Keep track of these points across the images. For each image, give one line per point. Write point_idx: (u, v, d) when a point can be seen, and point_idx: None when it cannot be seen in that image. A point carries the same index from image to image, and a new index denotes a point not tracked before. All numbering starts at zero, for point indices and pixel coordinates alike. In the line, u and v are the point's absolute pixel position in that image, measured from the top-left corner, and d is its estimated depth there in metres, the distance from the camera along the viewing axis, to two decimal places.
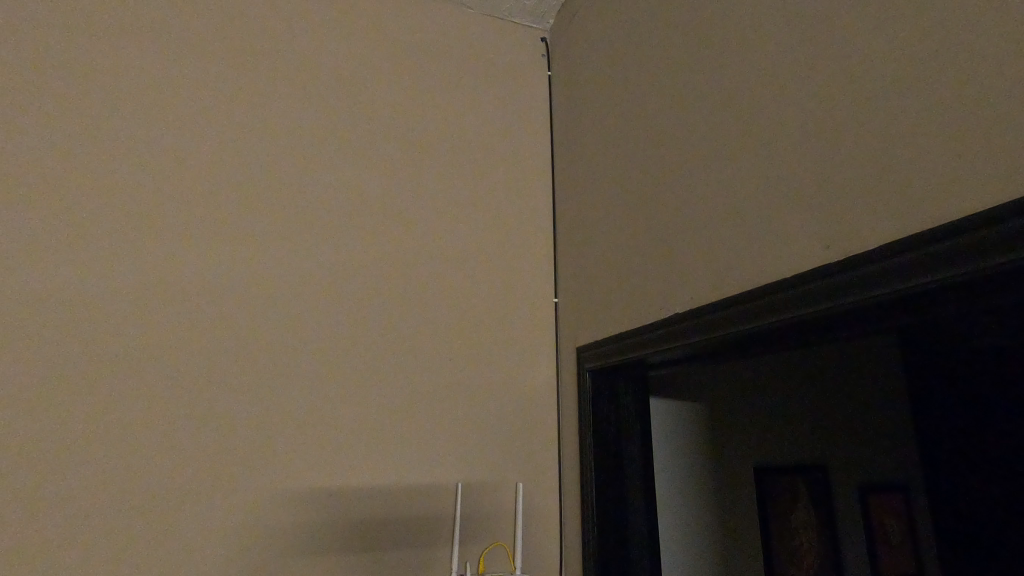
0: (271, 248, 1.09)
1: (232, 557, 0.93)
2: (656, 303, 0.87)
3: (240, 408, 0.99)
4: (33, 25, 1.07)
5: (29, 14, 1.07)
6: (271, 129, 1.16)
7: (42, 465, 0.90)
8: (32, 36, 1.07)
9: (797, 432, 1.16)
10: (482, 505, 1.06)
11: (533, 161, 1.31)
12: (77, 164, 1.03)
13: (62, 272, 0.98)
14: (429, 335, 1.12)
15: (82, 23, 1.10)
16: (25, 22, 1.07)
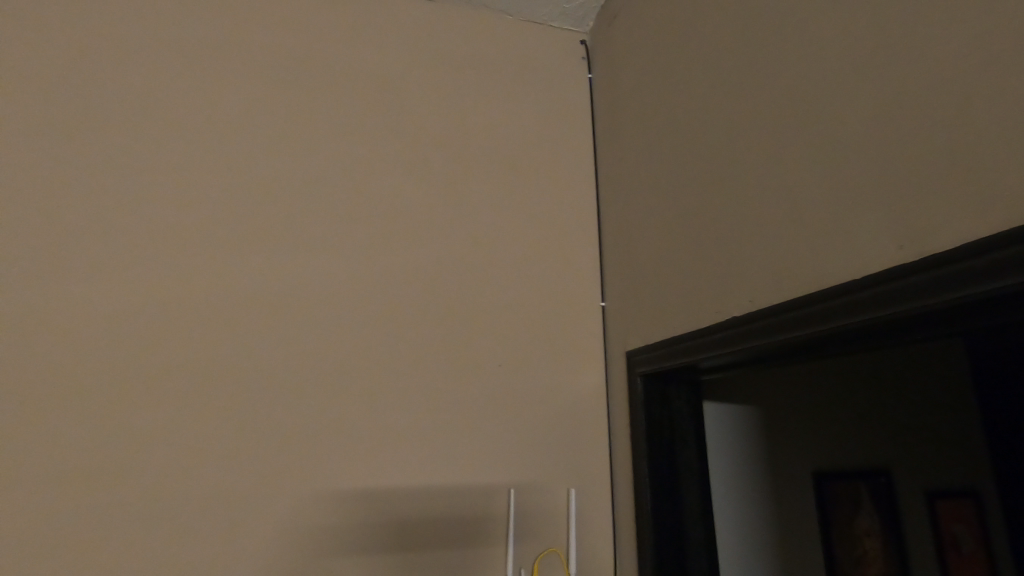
0: (325, 259, 1.12)
1: (295, 560, 0.96)
2: (710, 307, 0.86)
3: (300, 414, 1.03)
4: (99, 54, 1.13)
5: (96, 45, 1.14)
6: (321, 142, 1.19)
7: (120, 470, 0.95)
8: (98, 64, 1.13)
9: (857, 435, 1.12)
10: (536, 510, 1.07)
11: (576, 164, 1.31)
12: (143, 183, 1.09)
13: (133, 286, 1.04)
14: (479, 340, 1.13)
15: (143, 49, 1.16)
16: (93, 52, 1.13)
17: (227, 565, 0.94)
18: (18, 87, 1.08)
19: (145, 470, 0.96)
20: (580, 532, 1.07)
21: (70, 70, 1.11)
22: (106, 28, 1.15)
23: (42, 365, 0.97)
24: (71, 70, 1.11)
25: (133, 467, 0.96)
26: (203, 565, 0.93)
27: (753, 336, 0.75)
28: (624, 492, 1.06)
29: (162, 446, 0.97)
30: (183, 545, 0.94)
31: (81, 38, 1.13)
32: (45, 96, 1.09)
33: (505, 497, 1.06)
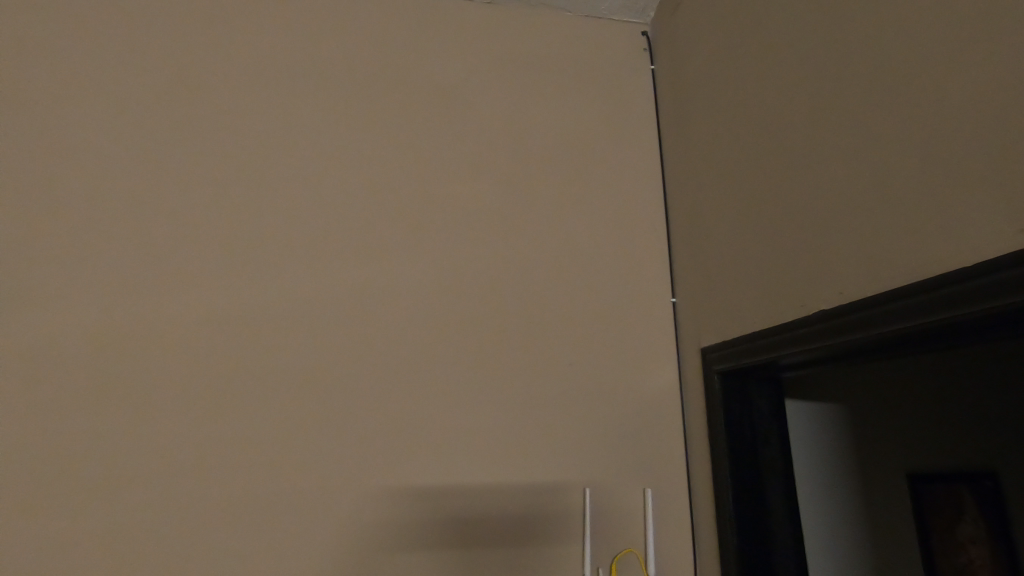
0: (396, 261, 1.15)
1: (378, 557, 0.99)
2: (791, 303, 0.82)
3: (377, 412, 1.06)
4: (185, 75, 1.21)
5: (182, 67, 1.21)
6: (390, 149, 1.22)
7: (215, 466, 1.01)
8: (184, 84, 1.20)
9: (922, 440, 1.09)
10: (611, 511, 1.05)
11: (641, 158, 1.29)
12: (227, 195, 1.15)
13: (221, 293, 1.10)
14: (548, 340, 1.13)
15: (223, 68, 1.22)
16: (179, 73, 1.21)
17: (316, 560, 0.99)
18: (116, 111, 1.17)
19: (237, 467, 1.01)
20: (657, 533, 1.05)
21: (160, 92, 1.19)
22: (192, 53, 1.22)
23: (145, 371, 1.04)
24: (161, 94, 1.19)
25: (226, 463, 1.01)
26: (293, 559, 0.98)
27: (844, 331, 0.71)
28: (701, 494, 1.04)
29: (253, 446, 1.03)
30: (274, 540, 0.99)
31: (168, 61, 1.21)
32: (140, 121, 1.17)
33: (580, 498, 1.05)
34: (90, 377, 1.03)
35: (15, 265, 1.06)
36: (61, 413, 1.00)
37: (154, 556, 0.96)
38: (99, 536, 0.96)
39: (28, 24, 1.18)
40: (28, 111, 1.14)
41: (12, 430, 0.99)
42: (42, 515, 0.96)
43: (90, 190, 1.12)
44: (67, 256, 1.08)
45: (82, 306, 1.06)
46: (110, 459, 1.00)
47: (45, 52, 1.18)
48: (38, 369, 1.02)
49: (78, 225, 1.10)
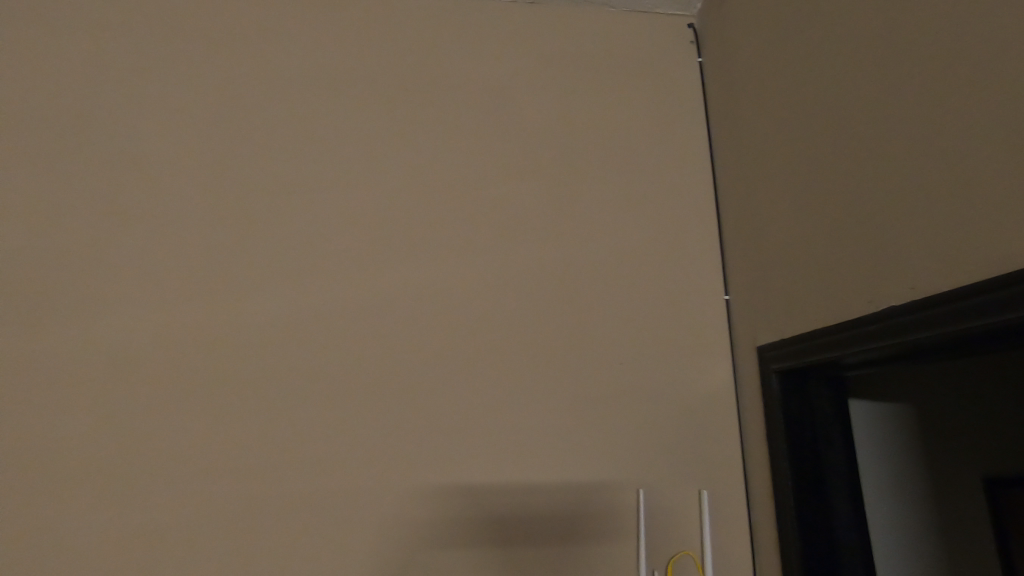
0: (446, 262, 1.16)
1: (434, 554, 1.01)
2: (855, 299, 0.79)
3: (431, 411, 1.08)
4: (242, 87, 1.25)
5: (238, 78, 1.26)
6: (438, 152, 1.23)
7: (278, 463, 1.05)
8: (242, 96, 1.25)
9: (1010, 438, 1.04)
10: (666, 512, 1.04)
11: (691, 153, 1.26)
12: (283, 201, 1.19)
13: (279, 295, 1.14)
14: (599, 338, 1.13)
15: (277, 77, 1.26)
16: (236, 85, 1.25)
17: (375, 557, 1.01)
18: (179, 123, 1.22)
19: (298, 464, 1.05)
20: (714, 535, 1.03)
21: (219, 104, 1.24)
22: (247, 64, 1.27)
23: (209, 375, 1.09)
24: (218, 106, 1.24)
25: (288, 460, 1.05)
26: (352, 555, 1.01)
27: (913, 329, 0.67)
28: (760, 496, 1.01)
29: (312, 445, 1.06)
30: (334, 537, 1.02)
31: (226, 73, 1.26)
32: (201, 131, 1.22)
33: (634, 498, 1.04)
34: (160, 382, 1.08)
35: (91, 278, 1.13)
36: (135, 417, 1.06)
37: (221, 552, 1.01)
38: (173, 530, 1.01)
39: (100, 45, 1.25)
40: (99, 131, 1.21)
41: (95, 428, 1.05)
42: (123, 513, 1.02)
43: (156, 203, 1.17)
44: (138, 264, 1.14)
45: (152, 314, 1.12)
46: (180, 460, 1.05)
47: (112, 74, 1.24)
48: (115, 372, 1.08)
49: (146, 234, 1.15)
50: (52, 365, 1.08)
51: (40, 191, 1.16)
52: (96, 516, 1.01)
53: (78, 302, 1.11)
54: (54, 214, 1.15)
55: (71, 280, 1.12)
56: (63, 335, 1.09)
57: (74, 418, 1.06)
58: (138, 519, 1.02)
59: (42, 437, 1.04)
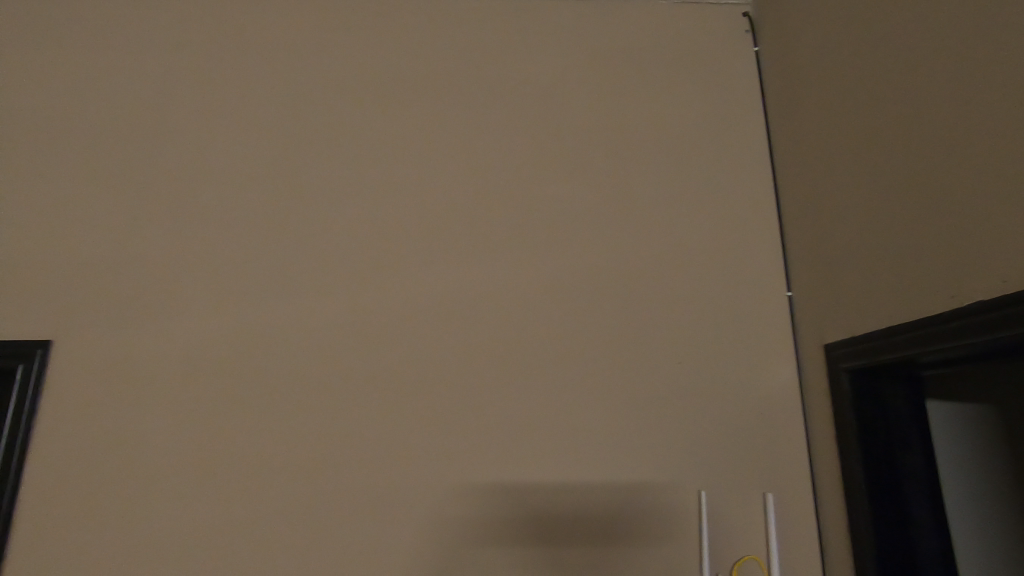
0: (500, 258, 1.15)
1: (496, 557, 1.00)
2: (933, 294, 0.75)
3: (488, 409, 1.07)
4: (293, 87, 1.26)
5: (289, 79, 1.26)
6: (490, 149, 1.22)
7: (336, 461, 1.05)
8: (293, 95, 1.25)
9: None
10: (731, 515, 1.01)
11: (748, 146, 1.22)
12: (336, 200, 1.19)
13: (335, 293, 1.13)
14: (657, 337, 1.10)
15: (327, 77, 1.26)
16: (287, 85, 1.26)
17: (437, 560, 1.00)
18: (232, 124, 1.23)
19: (357, 462, 1.05)
20: (781, 538, 1.00)
21: (270, 104, 1.24)
22: (297, 64, 1.27)
23: (267, 377, 1.09)
24: (270, 107, 1.24)
25: (346, 458, 1.05)
26: (414, 559, 1.00)
27: (993, 328, 0.64)
28: (828, 498, 0.98)
29: (370, 446, 1.05)
30: (396, 539, 1.01)
31: (277, 75, 1.26)
32: (254, 131, 1.23)
33: (696, 499, 1.02)
34: (219, 385, 1.09)
35: (152, 282, 1.14)
36: (197, 421, 1.07)
37: (284, 557, 1.00)
38: (234, 527, 1.02)
39: (153, 49, 1.27)
40: (157, 136, 1.22)
41: (157, 426, 1.07)
42: (185, 509, 1.03)
43: (213, 206, 1.18)
44: (194, 264, 1.15)
45: (210, 317, 1.12)
46: (240, 463, 1.05)
47: (169, 77, 1.26)
48: (175, 371, 1.09)
49: (202, 234, 1.16)
50: (118, 369, 1.09)
51: (104, 192, 1.19)
52: (162, 520, 1.02)
53: (140, 302, 1.13)
54: (116, 215, 1.17)
55: (133, 285, 1.14)
56: (124, 335, 1.11)
57: (139, 422, 1.07)
58: (202, 523, 1.02)
59: (110, 441, 1.06)
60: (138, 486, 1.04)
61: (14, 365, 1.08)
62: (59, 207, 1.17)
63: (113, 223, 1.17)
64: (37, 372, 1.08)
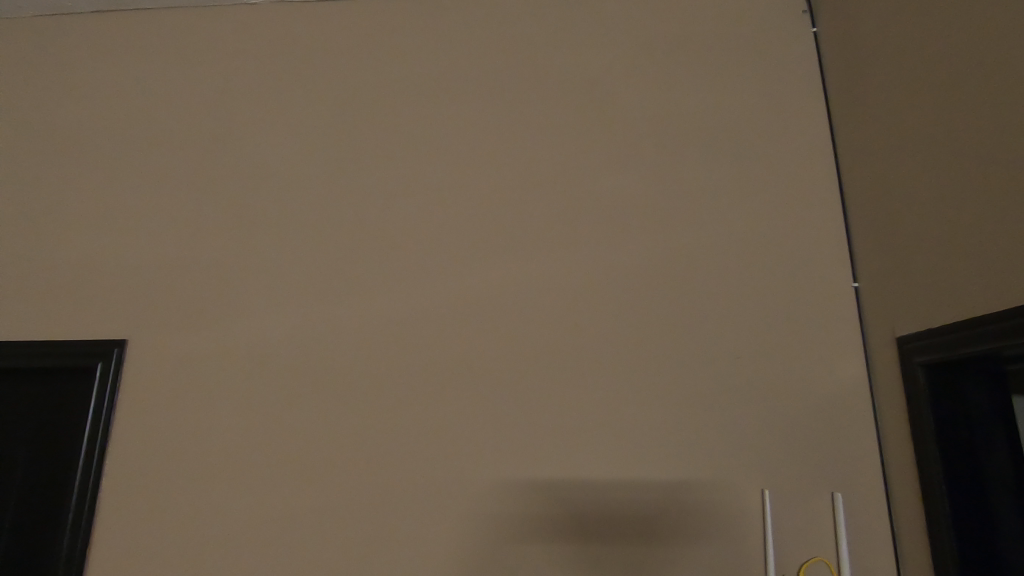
0: (550, 254, 1.14)
1: (554, 557, 0.99)
2: (1015, 285, 0.70)
3: (541, 407, 1.07)
4: (341, 91, 1.28)
5: (337, 83, 1.29)
6: (537, 146, 1.21)
7: (393, 456, 1.06)
8: (341, 99, 1.28)
9: None
10: (797, 515, 0.98)
11: (807, 131, 1.17)
12: (386, 200, 1.20)
13: (387, 292, 1.15)
14: (713, 332, 1.07)
15: (373, 80, 1.28)
16: (336, 90, 1.28)
17: (495, 559, 1.00)
18: (284, 130, 1.27)
19: (413, 458, 1.06)
20: (851, 540, 0.96)
21: (320, 109, 1.27)
22: (344, 69, 1.29)
23: (325, 378, 1.12)
24: (319, 112, 1.27)
25: (402, 455, 1.06)
26: (472, 558, 1.01)
27: None
28: (903, 500, 0.93)
29: (426, 445, 1.07)
30: (454, 539, 1.02)
31: (325, 80, 1.29)
32: (306, 136, 1.26)
33: (760, 500, 0.99)
34: (280, 383, 1.12)
35: (215, 288, 1.18)
36: (259, 421, 1.11)
37: (345, 553, 1.03)
38: (299, 520, 1.05)
39: (210, 61, 1.32)
40: (215, 146, 1.27)
41: (223, 422, 1.11)
42: (252, 502, 1.07)
43: (270, 212, 1.22)
44: (254, 266, 1.19)
45: (269, 321, 1.16)
46: (302, 462, 1.08)
47: (225, 87, 1.30)
48: (238, 369, 1.13)
49: (259, 236, 1.20)
50: (186, 367, 1.14)
51: (169, 199, 1.24)
52: (231, 517, 1.06)
53: (204, 304, 1.18)
54: (180, 221, 1.23)
55: (198, 291, 1.18)
56: (191, 335, 1.16)
57: (207, 422, 1.11)
58: (268, 520, 1.05)
59: (180, 442, 1.11)
60: (208, 485, 1.08)
61: (95, 365, 1.15)
62: (130, 214, 1.24)
63: (178, 232, 1.22)
64: (115, 369, 1.14)
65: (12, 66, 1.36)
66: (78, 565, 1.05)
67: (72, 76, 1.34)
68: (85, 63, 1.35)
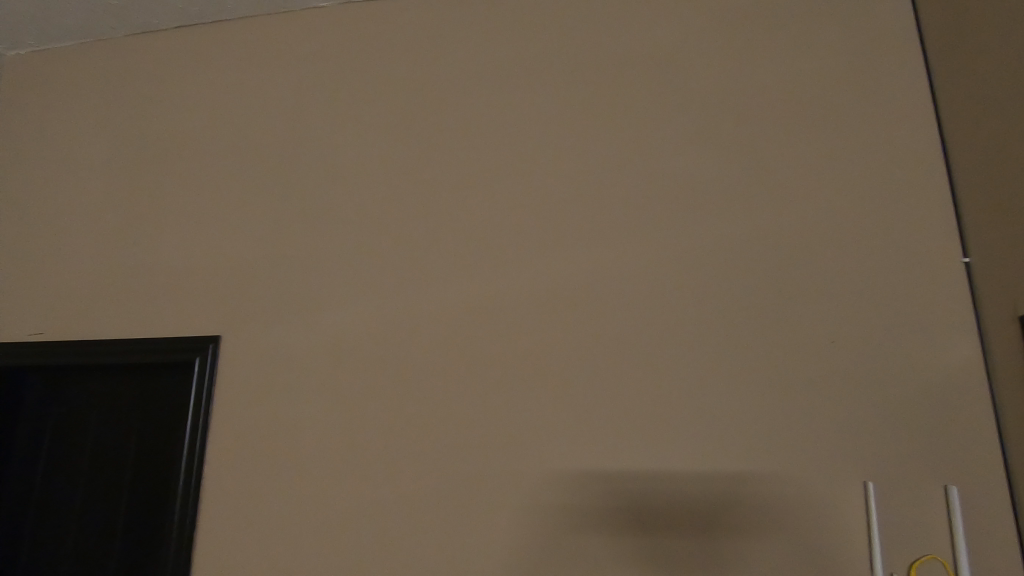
0: (624, 240, 1.11)
1: (641, 556, 0.97)
2: None
3: (620, 396, 1.04)
4: (405, 84, 1.28)
5: (401, 77, 1.29)
6: (606, 128, 1.17)
7: (472, 446, 1.07)
8: (406, 91, 1.28)
9: None
10: (905, 509, 0.92)
11: (904, 95, 1.07)
12: (454, 191, 1.20)
13: (459, 282, 1.15)
14: (802, 316, 1.01)
15: (436, 70, 1.28)
16: (400, 83, 1.29)
17: (580, 549, 0.99)
18: (353, 127, 1.29)
19: (492, 449, 1.06)
20: (971, 542, 0.89)
21: (386, 104, 1.29)
22: (406, 62, 1.30)
23: (404, 373, 1.13)
24: (385, 107, 1.28)
25: (481, 445, 1.07)
26: (558, 555, 1.00)
27: None
28: None
29: (506, 439, 1.06)
30: (539, 534, 1.02)
31: (390, 74, 1.30)
32: (374, 132, 1.27)
33: (863, 495, 0.93)
34: (360, 375, 1.15)
35: (298, 288, 1.22)
36: (344, 417, 1.14)
37: (431, 540, 1.05)
38: (385, 508, 1.08)
39: (281, 66, 1.37)
40: (292, 151, 1.31)
41: (310, 412, 1.15)
42: (341, 489, 1.11)
43: (345, 212, 1.24)
44: (330, 261, 1.22)
45: (348, 319, 1.18)
46: (386, 458, 1.10)
47: (296, 89, 1.34)
48: (320, 362, 1.17)
49: (335, 233, 1.23)
50: (274, 360, 1.20)
51: (251, 200, 1.30)
52: (323, 511, 1.10)
53: (287, 300, 1.22)
54: (262, 221, 1.28)
55: (281, 292, 1.23)
56: (276, 329, 1.21)
57: (296, 413, 1.16)
58: (356, 508, 1.09)
59: (272, 432, 1.16)
60: (300, 479, 1.13)
61: (193, 360, 1.23)
62: (217, 217, 1.31)
63: (262, 236, 1.27)
64: (210, 364, 1.21)
65: (107, 84, 1.46)
66: (184, 560, 1.13)
67: (159, 91, 1.43)
68: (170, 77, 1.43)
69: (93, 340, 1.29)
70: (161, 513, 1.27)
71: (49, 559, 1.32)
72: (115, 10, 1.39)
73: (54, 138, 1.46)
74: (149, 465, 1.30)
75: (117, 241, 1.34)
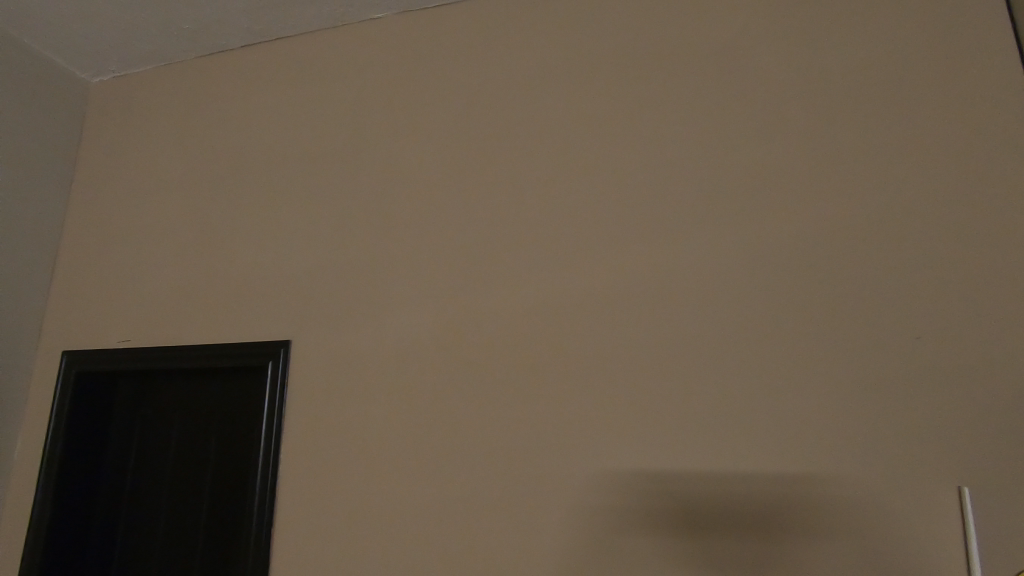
0: (687, 237, 1.09)
1: (714, 560, 0.95)
2: None
3: (687, 396, 1.02)
4: (461, 90, 1.30)
5: (457, 83, 1.31)
6: (666, 123, 1.15)
7: (537, 447, 1.07)
8: (462, 97, 1.30)
9: None
10: (1006, 516, 0.86)
11: (993, 74, 1.00)
12: (512, 193, 1.21)
13: (520, 284, 1.16)
14: (883, 312, 0.97)
15: (492, 75, 1.29)
16: (456, 89, 1.31)
17: (648, 553, 0.98)
18: (411, 135, 1.32)
19: (557, 451, 1.06)
20: None
21: (444, 111, 1.30)
22: (462, 69, 1.31)
23: (467, 374, 1.14)
24: (442, 114, 1.30)
25: (546, 446, 1.07)
26: (627, 558, 0.98)
27: None
28: None
29: (573, 440, 1.06)
30: (607, 536, 1.00)
31: (447, 80, 1.32)
32: (432, 138, 1.30)
33: (957, 500, 0.88)
34: (424, 377, 1.17)
35: (364, 292, 1.26)
36: (412, 417, 1.16)
37: (497, 540, 1.05)
38: (452, 508, 1.09)
39: (342, 79, 1.41)
40: (355, 160, 1.35)
41: (378, 414, 1.18)
42: (407, 489, 1.13)
43: (408, 217, 1.27)
44: (393, 266, 1.25)
45: (411, 323, 1.21)
46: (455, 459, 1.11)
47: (356, 101, 1.38)
48: (384, 366, 1.20)
49: (397, 239, 1.26)
50: (340, 364, 1.23)
51: (315, 210, 1.35)
52: (394, 511, 1.13)
53: (351, 305, 1.26)
54: (327, 230, 1.32)
55: (348, 296, 1.27)
56: (342, 334, 1.25)
57: (363, 415, 1.19)
58: (423, 507, 1.11)
59: (342, 433, 1.20)
60: (369, 479, 1.16)
61: (265, 363, 1.29)
62: (284, 227, 1.36)
63: (326, 245, 1.32)
64: (281, 367, 1.27)
65: (182, 104, 1.55)
66: (262, 561, 1.18)
67: (228, 109, 1.50)
68: (239, 95, 1.50)
69: (173, 347, 1.37)
70: (240, 509, 1.33)
71: (143, 552, 1.41)
72: (189, 33, 1.47)
73: (135, 158, 1.56)
74: (228, 468, 1.36)
75: (193, 252, 1.42)
